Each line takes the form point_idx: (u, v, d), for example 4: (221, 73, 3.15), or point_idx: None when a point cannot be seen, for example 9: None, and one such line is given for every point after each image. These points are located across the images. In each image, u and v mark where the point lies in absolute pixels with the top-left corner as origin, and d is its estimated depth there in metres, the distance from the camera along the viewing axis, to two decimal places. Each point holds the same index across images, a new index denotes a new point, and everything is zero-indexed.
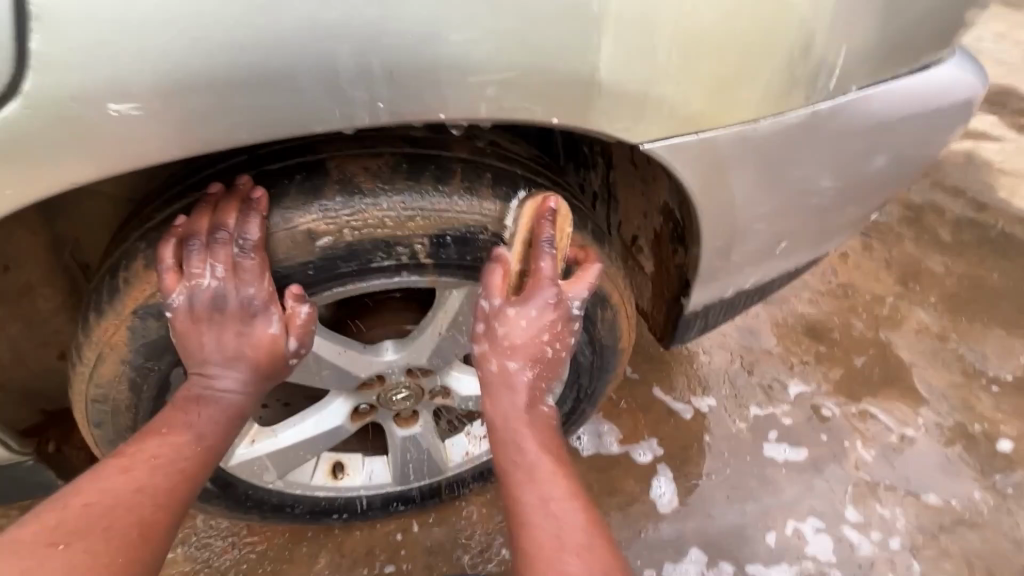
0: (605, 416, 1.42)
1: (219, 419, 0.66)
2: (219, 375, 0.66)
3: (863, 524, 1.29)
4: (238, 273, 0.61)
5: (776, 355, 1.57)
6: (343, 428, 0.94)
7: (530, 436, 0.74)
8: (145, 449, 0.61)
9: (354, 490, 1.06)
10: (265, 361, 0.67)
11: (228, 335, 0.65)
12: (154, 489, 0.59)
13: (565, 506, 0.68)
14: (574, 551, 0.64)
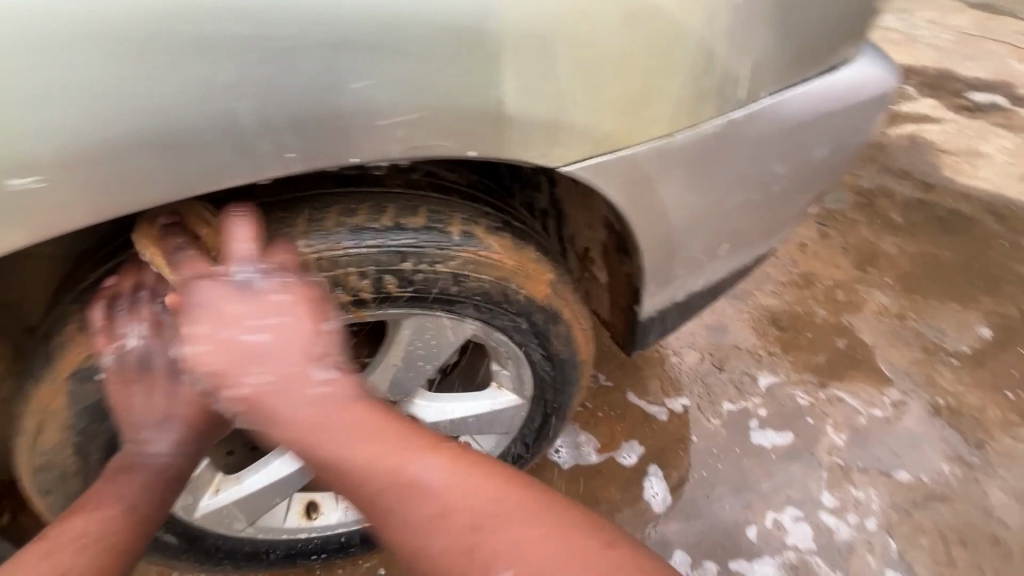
0: (582, 426, 1.42)
1: (153, 485, 0.65)
2: (151, 439, 0.66)
3: (840, 508, 1.31)
4: (162, 331, 0.63)
5: (744, 350, 1.60)
6: (311, 468, 0.93)
7: (345, 415, 0.62)
8: (70, 530, 0.58)
9: (330, 528, 1.05)
10: (199, 417, 0.68)
11: (157, 396, 0.65)
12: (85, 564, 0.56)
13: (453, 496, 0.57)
14: (432, 523, 0.57)
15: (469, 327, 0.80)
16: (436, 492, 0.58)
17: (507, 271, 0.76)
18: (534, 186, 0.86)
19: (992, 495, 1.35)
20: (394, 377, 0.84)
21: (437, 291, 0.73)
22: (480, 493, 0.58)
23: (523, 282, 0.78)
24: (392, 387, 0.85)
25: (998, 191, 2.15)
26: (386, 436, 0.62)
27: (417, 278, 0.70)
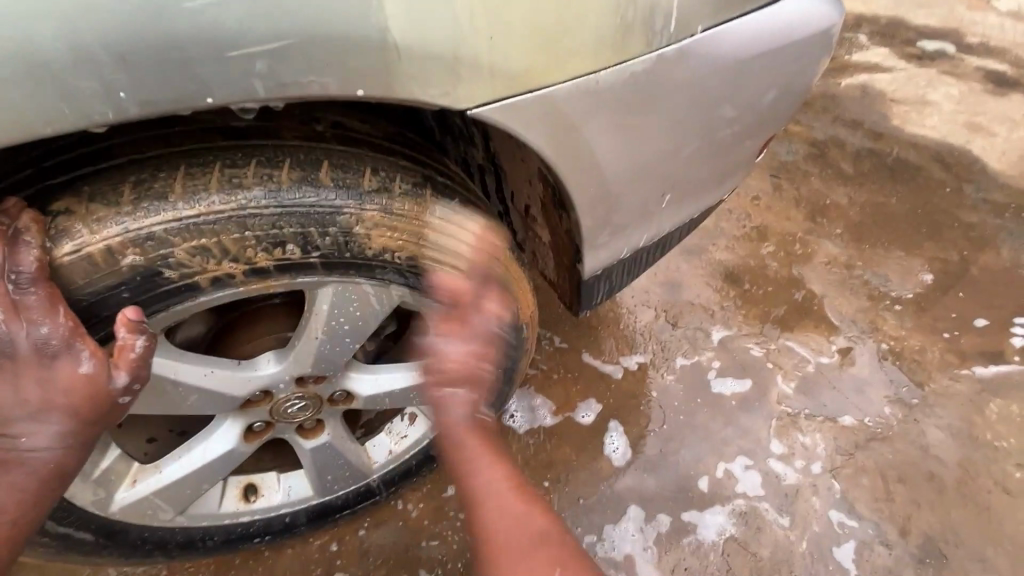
0: (537, 389, 1.40)
1: (32, 482, 0.59)
2: (27, 432, 0.57)
3: (787, 454, 1.34)
4: (20, 314, 0.51)
5: (698, 305, 1.60)
6: (239, 451, 0.88)
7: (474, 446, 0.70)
8: None
9: (272, 511, 1.00)
10: (85, 408, 0.57)
11: (25, 386, 0.54)
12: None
13: (536, 507, 0.68)
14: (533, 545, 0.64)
15: (396, 293, 0.73)
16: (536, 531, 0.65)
17: (431, 232, 0.70)
18: (464, 138, 0.79)
19: (929, 432, 1.40)
20: (319, 351, 0.78)
21: (351, 255, 0.65)
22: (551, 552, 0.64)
23: (423, 236, 0.69)
24: (317, 362, 0.79)
25: (943, 138, 2.18)
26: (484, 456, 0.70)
27: (326, 243, 0.62)
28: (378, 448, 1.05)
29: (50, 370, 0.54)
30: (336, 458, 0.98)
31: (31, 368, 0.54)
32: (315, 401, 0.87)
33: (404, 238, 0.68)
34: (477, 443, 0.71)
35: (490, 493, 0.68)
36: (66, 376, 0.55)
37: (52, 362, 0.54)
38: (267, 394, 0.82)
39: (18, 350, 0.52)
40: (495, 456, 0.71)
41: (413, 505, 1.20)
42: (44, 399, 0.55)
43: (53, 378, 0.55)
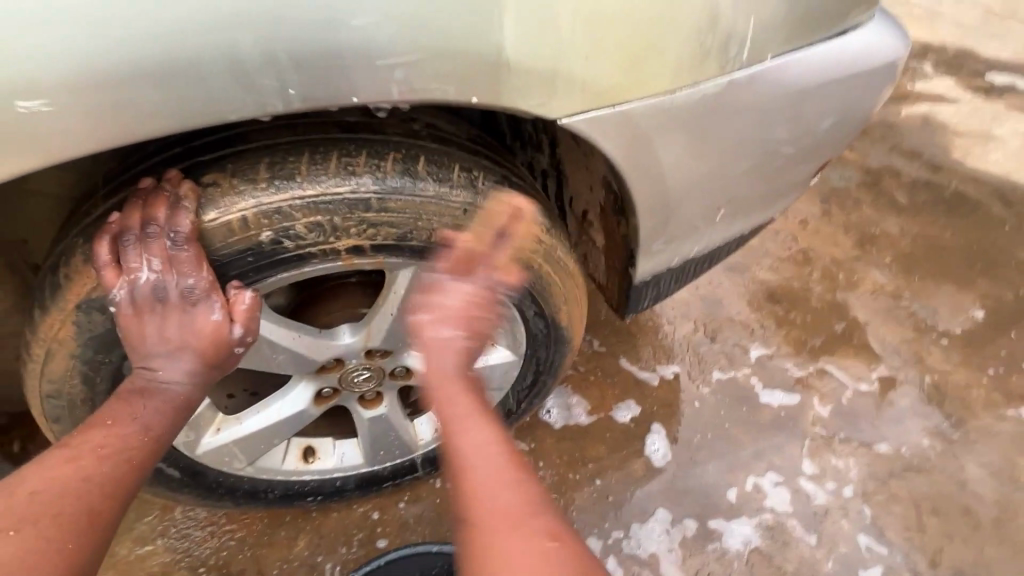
0: (573, 388, 1.46)
1: (163, 409, 0.69)
2: (163, 367, 0.69)
3: (819, 475, 1.34)
4: (175, 266, 0.63)
5: (738, 322, 1.63)
6: (308, 412, 0.97)
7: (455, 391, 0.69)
8: (89, 440, 0.64)
9: (326, 473, 1.09)
10: (209, 350, 0.69)
11: (170, 326, 0.67)
12: (103, 476, 0.62)
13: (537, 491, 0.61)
14: (506, 496, 0.60)
15: None
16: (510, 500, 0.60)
17: None
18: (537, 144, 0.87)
19: (969, 469, 1.38)
20: (391, 328, 0.87)
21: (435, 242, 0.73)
22: (510, 491, 0.60)
23: None
24: (388, 338, 0.88)
25: (1007, 175, 2.13)
26: (474, 422, 0.66)
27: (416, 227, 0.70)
28: (425, 426, 1.14)
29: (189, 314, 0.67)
30: (387, 429, 1.06)
31: (175, 313, 0.67)
32: (379, 373, 0.96)
33: None
34: (465, 408, 0.67)
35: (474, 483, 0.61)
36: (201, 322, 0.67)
37: (192, 308, 0.66)
38: (338, 363, 0.92)
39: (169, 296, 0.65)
40: (482, 422, 0.67)
41: (451, 484, 1.28)
42: (181, 337, 0.68)
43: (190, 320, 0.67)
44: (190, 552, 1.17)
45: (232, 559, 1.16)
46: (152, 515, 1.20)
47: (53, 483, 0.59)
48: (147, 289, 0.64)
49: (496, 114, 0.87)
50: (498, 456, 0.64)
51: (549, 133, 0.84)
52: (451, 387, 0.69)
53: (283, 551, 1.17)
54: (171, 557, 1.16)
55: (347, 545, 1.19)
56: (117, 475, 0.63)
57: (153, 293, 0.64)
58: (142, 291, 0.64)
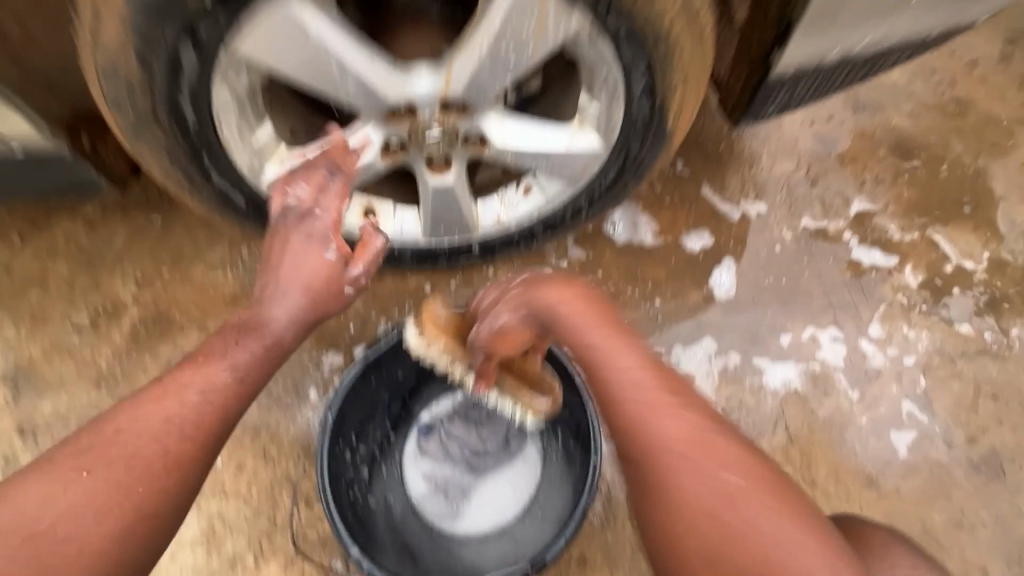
0: (644, 207, 1.34)
1: (259, 355, 0.71)
2: (275, 304, 0.74)
3: (883, 340, 1.27)
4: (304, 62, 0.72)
5: (849, 169, 1.41)
6: (374, 167, 0.91)
7: (621, 357, 0.69)
8: (178, 378, 0.67)
9: (385, 237, 1.06)
10: (319, 288, 0.75)
11: (286, 243, 0.75)
12: (181, 422, 0.65)
13: (712, 457, 0.62)
14: (692, 477, 0.61)
15: (575, 23, 0.74)
16: (698, 498, 0.61)
17: None
18: None
19: None
20: (477, 69, 0.79)
21: None
22: (683, 460, 0.62)
23: None
24: (473, 83, 0.80)
25: None
26: (645, 388, 0.67)
27: None
28: (487, 211, 1.06)
29: (315, 240, 0.75)
30: (453, 203, 0.99)
31: (290, 243, 0.75)
32: (451, 135, 0.89)
33: None
34: (639, 377, 0.67)
35: (643, 457, 0.64)
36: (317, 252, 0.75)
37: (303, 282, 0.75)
38: (412, 113, 0.84)
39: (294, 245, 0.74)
40: (655, 387, 0.67)
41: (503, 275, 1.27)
42: (293, 258, 0.74)
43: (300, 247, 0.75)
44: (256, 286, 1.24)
45: None
46: (221, 247, 1.26)
47: (138, 423, 0.64)
48: (274, 257, 0.75)
49: None
50: (668, 422, 0.64)
51: None
52: (597, 354, 0.72)
53: None
54: (240, 287, 1.24)
55: (399, 308, 1.24)
56: (194, 420, 0.65)
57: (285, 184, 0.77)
58: (281, 198, 0.76)
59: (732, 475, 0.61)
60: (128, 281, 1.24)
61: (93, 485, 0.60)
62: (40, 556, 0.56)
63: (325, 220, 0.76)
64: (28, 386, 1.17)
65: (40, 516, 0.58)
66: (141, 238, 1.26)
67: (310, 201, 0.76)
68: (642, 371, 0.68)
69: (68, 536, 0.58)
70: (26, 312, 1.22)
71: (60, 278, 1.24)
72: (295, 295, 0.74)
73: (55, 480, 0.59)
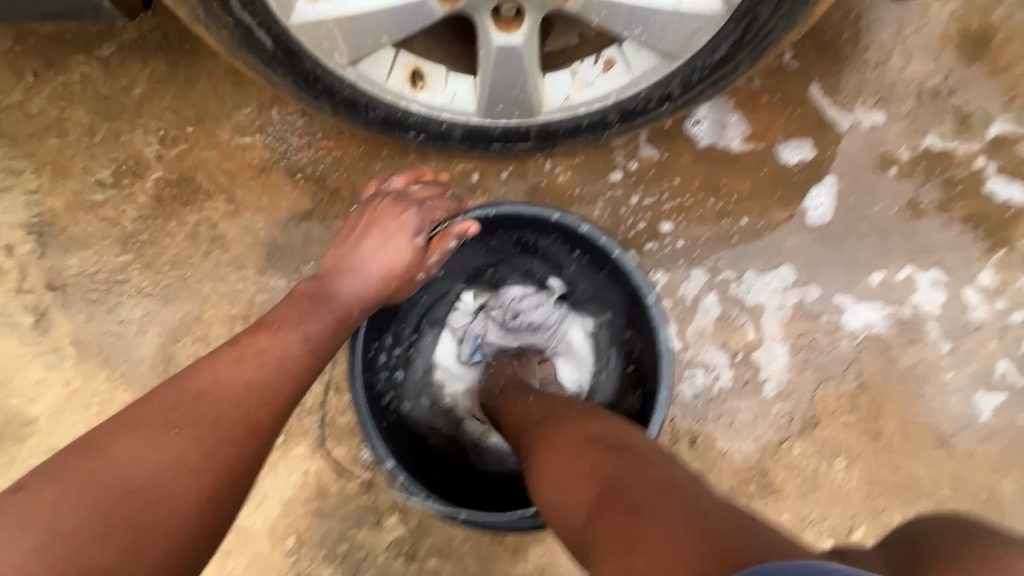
0: (737, 105, 1.12)
1: (329, 326, 0.71)
2: (354, 274, 0.77)
3: (992, 291, 1.10)
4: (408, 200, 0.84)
5: (999, 80, 1.14)
6: (428, 9, 0.73)
7: (515, 424, 0.80)
8: (255, 346, 0.64)
9: (432, 110, 0.88)
10: (398, 269, 0.80)
11: (378, 236, 0.80)
12: (262, 387, 0.60)
13: (551, 460, 0.64)
14: (547, 490, 0.62)
15: None
16: (550, 499, 0.61)
17: None
18: None
19: None
20: None
21: None
22: (537, 477, 0.65)
23: None
24: None
25: None
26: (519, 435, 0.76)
27: None
28: (555, 88, 0.87)
29: (408, 223, 0.82)
30: (519, 70, 0.81)
31: (389, 216, 0.82)
32: None
33: None
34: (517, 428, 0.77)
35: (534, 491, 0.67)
36: (404, 236, 0.81)
37: (399, 232, 0.81)
38: None
39: (398, 212, 0.82)
40: (526, 429, 0.75)
41: (560, 171, 1.11)
42: (386, 232, 0.81)
43: (395, 224, 0.81)
44: (287, 157, 1.12)
45: (328, 176, 1.11)
46: (250, 108, 1.12)
47: (221, 383, 0.59)
48: (380, 210, 0.83)
49: None
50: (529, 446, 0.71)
51: None
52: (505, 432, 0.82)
53: None
54: (270, 156, 1.11)
55: None
56: (275, 387, 0.62)
57: (386, 200, 0.84)
58: (384, 198, 0.84)
59: (563, 461, 0.62)
60: (150, 137, 1.13)
61: (185, 443, 0.53)
62: (132, 516, 0.48)
63: (411, 228, 0.82)
64: (54, 240, 1.11)
65: (131, 475, 0.50)
66: (162, 85, 1.13)
67: (408, 201, 0.84)
68: (518, 422, 0.79)
69: (161, 495, 0.50)
70: (48, 160, 1.13)
71: (79, 125, 1.13)
72: (376, 268, 0.78)
73: (143, 434, 0.52)
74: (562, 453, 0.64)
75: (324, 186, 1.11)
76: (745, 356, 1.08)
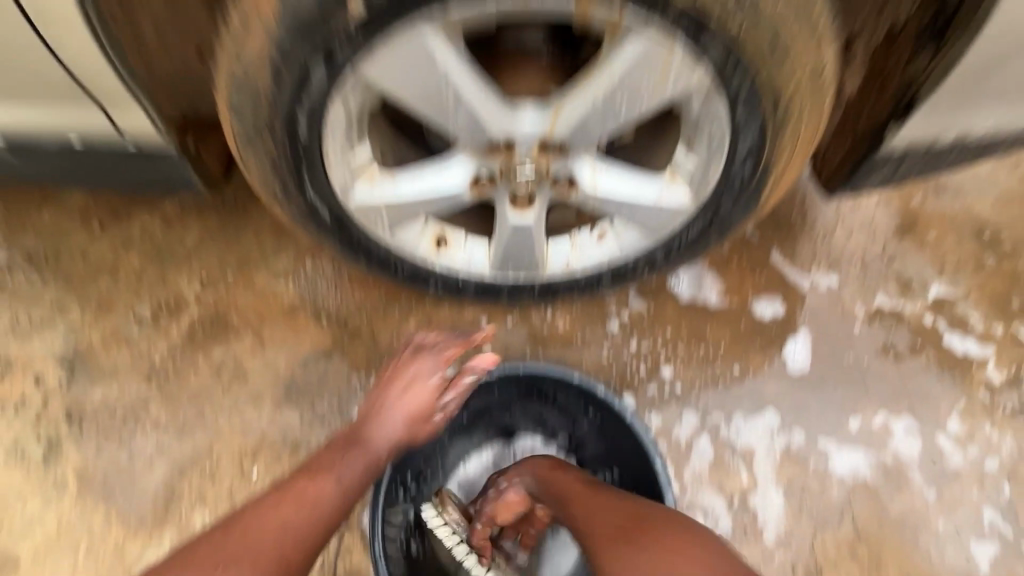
0: (711, 266, 1.29)
1: (355, 470, 0.80)
2: (382, 422, 0.86)
3: (963, 439, 1.19)
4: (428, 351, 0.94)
5: (929, 251, 1.34)
6: (461, 198, 0.92)
7: (564, 493, 0.91)
8: (296, 489, 0.75)
9: (452, 266, 1.03)
10: (422, 412, 0.89)
11: (405, 386, 0.90)
12: (298, 532, 0.71)
13: (625, 532, 0.80)
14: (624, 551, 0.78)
15: (698, 78, 0.73)
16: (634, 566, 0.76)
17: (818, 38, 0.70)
18: None
19: None
20: (585, 119, 0.78)
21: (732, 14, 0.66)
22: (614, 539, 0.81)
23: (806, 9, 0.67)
24: (575, 131, 0.80)
25: None
26: (574, 499, 0.89)
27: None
28: (557, 251, 1.03)
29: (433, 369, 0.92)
30: (529, 240, 0.97)
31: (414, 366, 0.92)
32: (541, 175, 0.88)
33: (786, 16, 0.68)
34: (575, 490, 0.90)
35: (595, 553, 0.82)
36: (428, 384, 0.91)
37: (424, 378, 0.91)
38: (509, 149, 0.84)
39: (422, 360, 0.93)
40: (586, 496, 0.88)
41: (560, 319, 1.23)
42: (414, 380, 0.90)
43: (422, 371, 0.91)
44: (315, 300, 1.24)
45: (350, 318, 1.23)
46: (286, 257, 1.27)
47: (266, 526, 0.70)
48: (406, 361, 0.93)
49: None
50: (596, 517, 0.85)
51: None
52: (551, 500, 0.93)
53: (396, 323, 1.22)
54: (299, 299, 1.24)
55: None
56: (308, 529, 0.72)
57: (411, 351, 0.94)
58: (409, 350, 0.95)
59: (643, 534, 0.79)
60: (193, 280, 1.25)
61: None
62: None
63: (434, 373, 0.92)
64: (83, 372, 1.18)
65: None
66: (211, 236, 1.28)
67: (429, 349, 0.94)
68: (573, 487, 0.91)
69: None
70: (94, 298, 1.24)
71: (130, 268, 1.26)
72: (404, 416, 0.87)
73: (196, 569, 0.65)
74: (637, 552, 0.77)
75: (346, 327, 1.22)
76: (742, 501, 1.13)
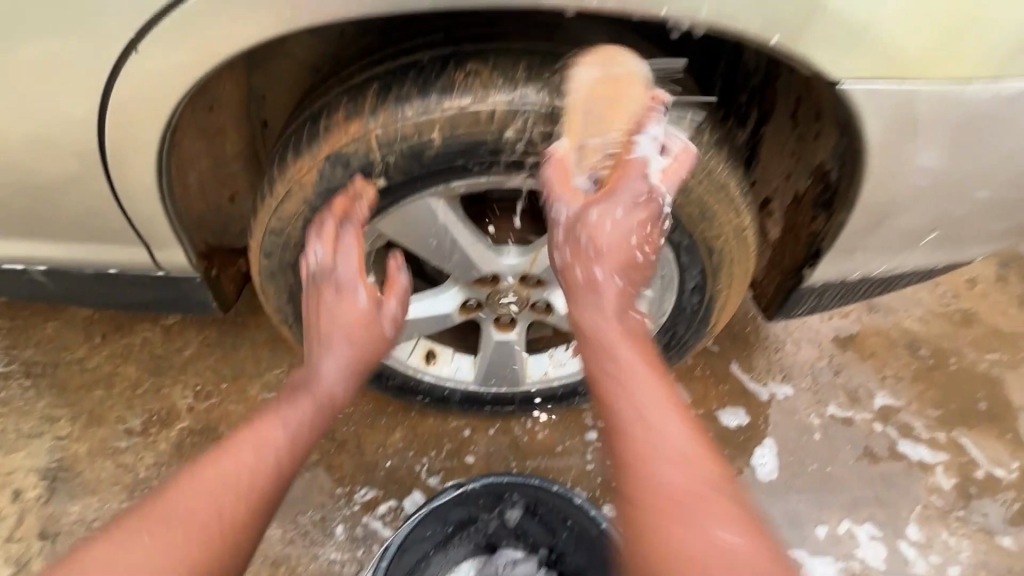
0: (677, 377, 1.41)
1: (279, 447, 0.74)
2: (323, 364, 0.82)
3: (924, 545, 1.26)
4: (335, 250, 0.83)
5: (870, 363, 1.49)
6: (451, 317, 1.03)
7: (637, 365, 0.76)
8: (198, 478, 0.70)
9: (440, 379, 1.13)
10: (360, 326, 0.83)
11: (333, 305, 0.83)
12: (214, 514, 0.67)
13: (694, 471, 0.70)
14: (677, 492, 0.68)
15: None
16: (694, 519, 0.66)
17: (736, 205, 0.88)
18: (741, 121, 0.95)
19: None
20: None
21: (668, 190, 0.84)
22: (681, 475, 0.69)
23: (720, 182, 0.85)
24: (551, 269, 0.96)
25: None
26: (656, 403, 0.74)
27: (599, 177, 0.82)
28: (536, 366, 1.14)
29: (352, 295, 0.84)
30: (510, 355, 1.09)
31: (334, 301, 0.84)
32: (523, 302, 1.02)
33: (709, 192, 0.86)
34: (652, 378, 0.75)
35: (649, 469, 0.70)
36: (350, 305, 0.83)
37: (355, 296, 0.84)
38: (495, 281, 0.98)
39: (335, 289, 0.84)
40: (665, 406, 0.74)
41: (540, 429, 1.30)
42: (342, 312, 0.83)
43: (335, 295, 0.83)
44: None
45: (339, 428, 1.28)
46: (281, 368, 1.34)
47: (166, 519, 0.66)
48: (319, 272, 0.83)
49: (716, 60, 0.90)
50: (667, 428, 0.72)
51: (762, 106, 0.91)
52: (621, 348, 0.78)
53: (382, 434, 1.27)
54: None
55: (437, 449, 1.26)
56: (221, 509, 0.67)
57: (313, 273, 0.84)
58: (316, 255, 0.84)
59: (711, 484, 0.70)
60: (186, 391, 1.30)
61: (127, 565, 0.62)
62: None
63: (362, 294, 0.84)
64: (67, 486, 1.19)
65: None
66: (210, 348, 1.35)
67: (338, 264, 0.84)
68: (649, 377, 0.76)
69: None
70: (86, 410, 1.27)
71: (126, 379, 1.31)
72: (337, 345, 0.82)
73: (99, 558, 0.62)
74: (716, 515, 0.67)
75: (334, 438, 1.26)
76: None
